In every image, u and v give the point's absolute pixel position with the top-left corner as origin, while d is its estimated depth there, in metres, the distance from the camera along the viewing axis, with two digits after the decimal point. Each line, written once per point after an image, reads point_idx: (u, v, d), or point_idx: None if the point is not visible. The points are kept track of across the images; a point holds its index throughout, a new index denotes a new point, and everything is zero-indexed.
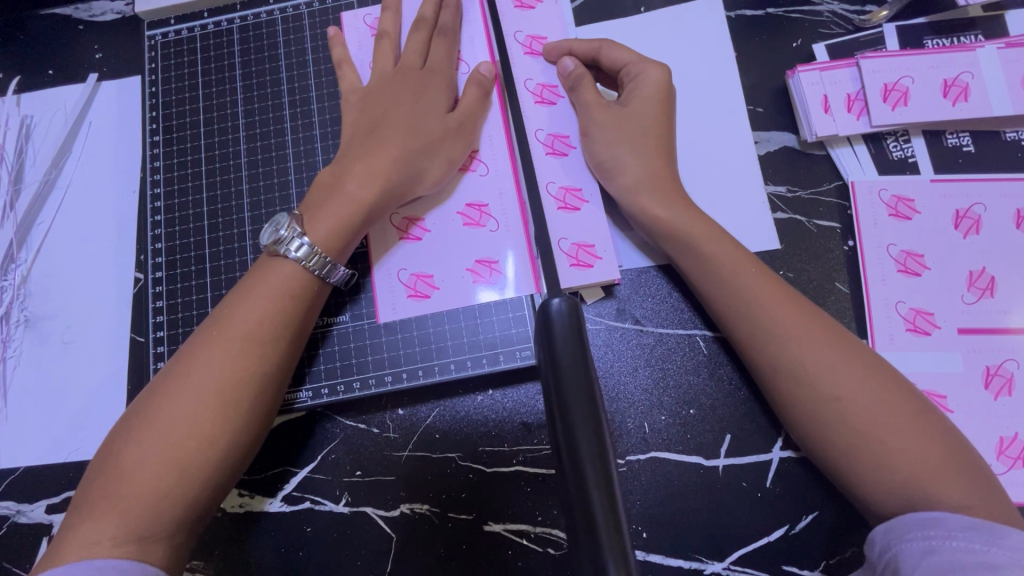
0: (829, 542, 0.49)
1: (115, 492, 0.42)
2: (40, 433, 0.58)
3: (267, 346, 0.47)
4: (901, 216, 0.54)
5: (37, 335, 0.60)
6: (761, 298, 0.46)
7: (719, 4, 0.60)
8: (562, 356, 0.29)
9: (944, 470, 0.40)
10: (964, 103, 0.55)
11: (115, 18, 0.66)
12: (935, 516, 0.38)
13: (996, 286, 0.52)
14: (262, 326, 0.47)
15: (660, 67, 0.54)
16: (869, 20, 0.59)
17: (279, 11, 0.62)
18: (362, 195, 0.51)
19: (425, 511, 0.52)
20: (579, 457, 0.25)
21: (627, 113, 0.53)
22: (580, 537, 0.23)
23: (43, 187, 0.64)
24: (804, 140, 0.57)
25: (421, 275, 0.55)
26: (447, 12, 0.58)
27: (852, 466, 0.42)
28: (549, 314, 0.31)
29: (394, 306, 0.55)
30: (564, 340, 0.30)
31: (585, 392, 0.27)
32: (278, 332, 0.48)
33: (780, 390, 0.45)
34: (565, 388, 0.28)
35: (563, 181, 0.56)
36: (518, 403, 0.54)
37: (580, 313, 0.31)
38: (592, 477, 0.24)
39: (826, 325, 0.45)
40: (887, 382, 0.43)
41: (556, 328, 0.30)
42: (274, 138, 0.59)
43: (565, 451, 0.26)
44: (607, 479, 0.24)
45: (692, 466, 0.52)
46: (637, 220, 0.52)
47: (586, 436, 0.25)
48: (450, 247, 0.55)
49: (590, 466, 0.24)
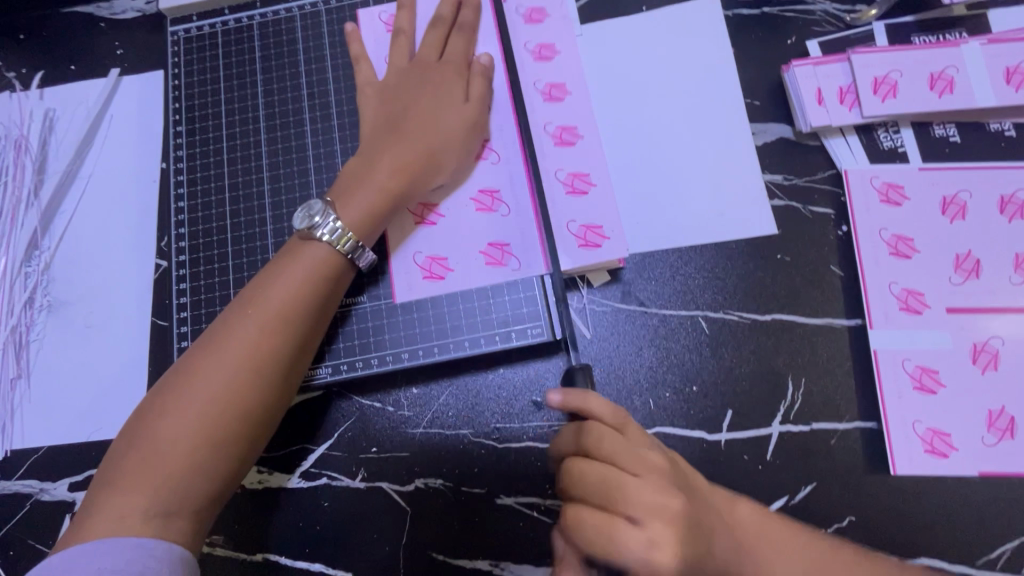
0: (828, 511, 0.52)
1: (146, 466, 0.44)
2: (63, 414, 0.59)
3: (297, 327, 0.49)
4: (892, 202, 0.57)
5: (60, 320, 0.62)
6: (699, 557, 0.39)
7: (717, 4, 0.64)
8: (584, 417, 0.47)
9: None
10: (949, 95, 0.58)
11: (136, 16, 0.69)
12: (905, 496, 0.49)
13: (981, 268, 0.55)
14: (288, 305, 0.49)
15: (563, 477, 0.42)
16: (859, 19, 0.62)
17: (297, 8, 0.65)
18: (390, 185, 0.53)
19: (439, 485, 0.54)
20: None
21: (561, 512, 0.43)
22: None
23: (67, 177, 0.66)
24: (799, 131, 0.60)
25: (435, 257, 0.57)
26: (464, 12, 0.61)
27: None
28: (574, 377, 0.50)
29: (411, 287, 0.57)
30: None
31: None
32: (303, 311, 0.50)
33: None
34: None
35: (570, 168, 0.59)
36: (528, 381, 0.56)
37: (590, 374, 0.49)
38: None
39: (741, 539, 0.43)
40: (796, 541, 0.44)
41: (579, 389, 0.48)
42: (294, 128, 0.62)
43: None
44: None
45: (696, 440, 0.54)
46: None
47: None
48: (464, 231, 0.57)
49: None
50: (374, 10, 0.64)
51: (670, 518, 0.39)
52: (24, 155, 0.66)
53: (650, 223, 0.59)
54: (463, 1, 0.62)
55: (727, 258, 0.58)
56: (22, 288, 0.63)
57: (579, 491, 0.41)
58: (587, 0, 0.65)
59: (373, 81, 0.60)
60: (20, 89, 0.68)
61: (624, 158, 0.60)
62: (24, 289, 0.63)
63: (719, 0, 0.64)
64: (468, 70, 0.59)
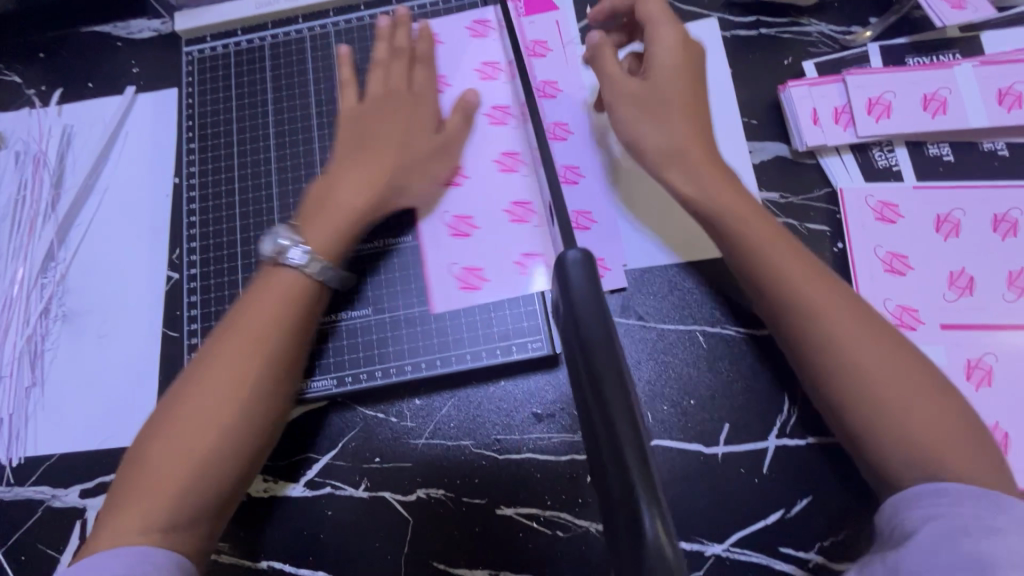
0: (824, 524, 0.52)
1: (139, 488, 0.45)
2: (76, 422, 0.61)
3: (278, 340, 0.50)
4: (887, 220, 0.58)
5: (74, 330, 0.64)
6: (815, 309, 0.48)
7: (715, 25, 0.65)
8: (580, 307, 0.30)
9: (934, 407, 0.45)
10: (942, 115, 0.59)
11: (151, 36, 0.71)
12: (944, 486, 0.42)
13: (975, 286, 0.56)
14: (267, 321, 0.50)
15: (676, 32, 0.56)
16: (854, 40, 0.64)
17: (307, 30, 0.67)
18: (357, 207, 0.54)
19: (440, 495, 0.55)
20: (614, 429, 0.26)
21: (652, 83, 0.55)
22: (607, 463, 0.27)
23: (83, 191, 0.68)
24: (795, 150, 0.61)
25: (471, 269, 0.59)
26: (418, 43, 0.63)
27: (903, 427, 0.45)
28: (566, 267, 0.31)
29: (448, 297, 0.59)
30: (583, 300, 0.30)
31: (612, 356, 0.28)
32: (285, 325, 0.50)
33: (849, 402, 0.47)
34: (593, 353, 0.28)
35: (574, 206, 0.61)
36: (528, 394, 0.57)
37: (594, 265, 0.31)
38: (616, 408, 0.27)
39: (874, 335, 0.48)
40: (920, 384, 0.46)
41: (574, 280, 0.31)
42: (302, 145, 0.64)
43: (594, 405, 0.28)
44: (637, 428, 0.26)
45: (693, 454, 0.55)
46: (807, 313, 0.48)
47: (620, 408, 0.26)
48: (497, 243, 0.59)
49: (626, 436, 0.26)
50: (360, 37, 0.67)
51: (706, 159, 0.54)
52: (42, 169, 0.69)
53: (650, 239, 0.60)
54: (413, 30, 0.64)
55: (724, 274, 0.59)
56: (38, 298, 0.65)
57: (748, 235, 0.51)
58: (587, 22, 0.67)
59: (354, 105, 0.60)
60: (39, 106, 0.71)
61: (624, 175, 0.62)
62: (40, 299, 0.65)
63: (717, 22, 0.66)
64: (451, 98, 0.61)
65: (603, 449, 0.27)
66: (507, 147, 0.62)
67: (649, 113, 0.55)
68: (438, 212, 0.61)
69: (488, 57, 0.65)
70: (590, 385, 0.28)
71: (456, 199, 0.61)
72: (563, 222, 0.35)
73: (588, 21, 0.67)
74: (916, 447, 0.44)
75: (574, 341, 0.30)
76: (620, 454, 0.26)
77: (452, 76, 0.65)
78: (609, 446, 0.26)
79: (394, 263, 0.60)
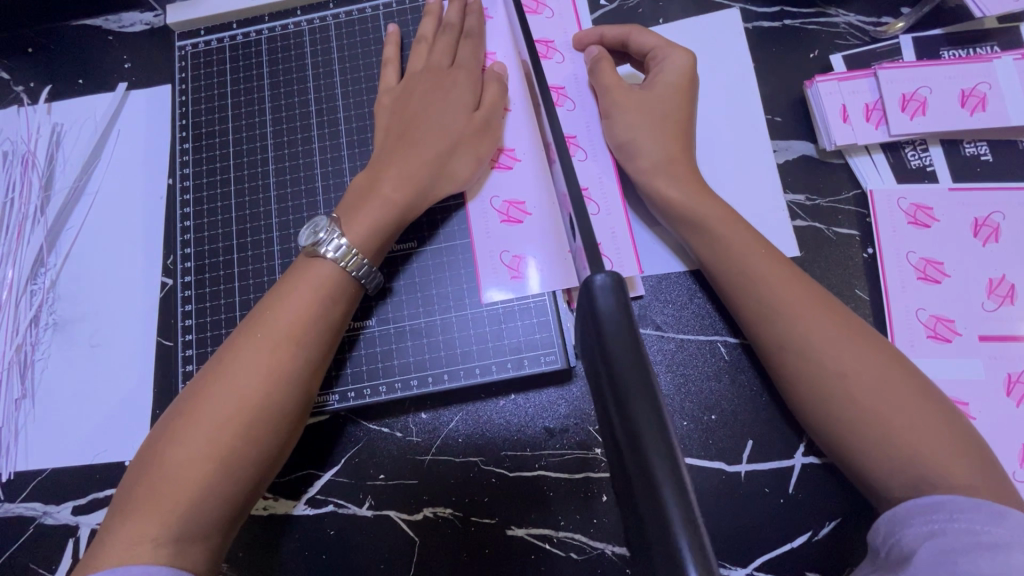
0: (854, 548, 0.49)
1: (157, 495, 0.42)
2: (68, 435, 0.58)
3: (308, 345, 0.48)
4: (920, 224, 0.55)
5: (65, 338, 0.61)
6: (785, 310, 0.47)
7: (737, 16, 0.62)
8: (611, 340, 0.26)
9: (934, 423, 0.43)
10: (981, 112, 0.55)
11: (144, 29, 0.68)
12: (935, 500, 0.40)
13: (1016, 294, 0.52)
14: (303, 325, 0.48)
15: (686, 53, 0.56)
16: (886, 32, 0.60)
17: (306, 22, 0.64)
18: (395, 198, 0.52)
19: (448, 514, 0.53)
20: (655, 485, 0.22)
21: (649, 97, 0.54)
22: (647, 531, 0.22)
23: (73, 194, 0.65)
24: (822, 149, 0.58)
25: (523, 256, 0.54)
26: (471, 18, 0.59)
27: (887, 439, 0.43)
28: (593, 292, 0.27)
29: (496, 285, 0.55)
30: (615, 331, 0.26)
31: (649, 398, 0.24)
32: (321, 333, 0.48)
33: (833, 408, 0.45)
34: (626, 395, 0.25)
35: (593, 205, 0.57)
36: (539, 408, 0.55)
37: (625, 287, 0.27)
38: (658, 462, 0.23)
39: (864, 338, 0.46)
40: (917, 395, 0.44)
41: (601, 305, 0.27)
42: (301, 146, 0.61)
43: (628, 456, 0.24)
44: (683, 493, 0.22)
45: (714, 472, 0.52)
46: (769, 313, 0.48)
47: (663, 463, 0.23)
48: (552, 230, 0.54)
49: (671, 500, 0.22)
50: (411, 18, 0.63)
51: (691, 176, 0.53)
52: (31, 170, 0.66)
53: (668, 246, 0.57)
54: (469, 6, 0.60)
55: None
56: (28, 306, 0.62)
57: (708, 228, 0.51)
58: (601, 14, 0.63)
59: (394, 89, 0.58)
60: (27, 104, 0.68)
61: None
62: (29, 307, 0.62)
63: (739, 12, 0.62)
64: (481, 75, 0.58)
65: (640, 511, 0.23)
66: (565, 129, 0.57)
67: (645, 125, 0.53)
68: (487, 194, 0.57)
69: (542, 34, 0.61)
70: (623, 433, 0.24)
71: (504, 184, 0.56)
72: (583, 230, 0.31)
73: (602, 11, 0.63)
74: (904, 457, 0.42)
75: (602, 378, 0.26)
76: (663, 520, 0.22)
77: (500, 51, 0.60)
78: (649, 510, 0.22)
79: (433, 260, 0.57)
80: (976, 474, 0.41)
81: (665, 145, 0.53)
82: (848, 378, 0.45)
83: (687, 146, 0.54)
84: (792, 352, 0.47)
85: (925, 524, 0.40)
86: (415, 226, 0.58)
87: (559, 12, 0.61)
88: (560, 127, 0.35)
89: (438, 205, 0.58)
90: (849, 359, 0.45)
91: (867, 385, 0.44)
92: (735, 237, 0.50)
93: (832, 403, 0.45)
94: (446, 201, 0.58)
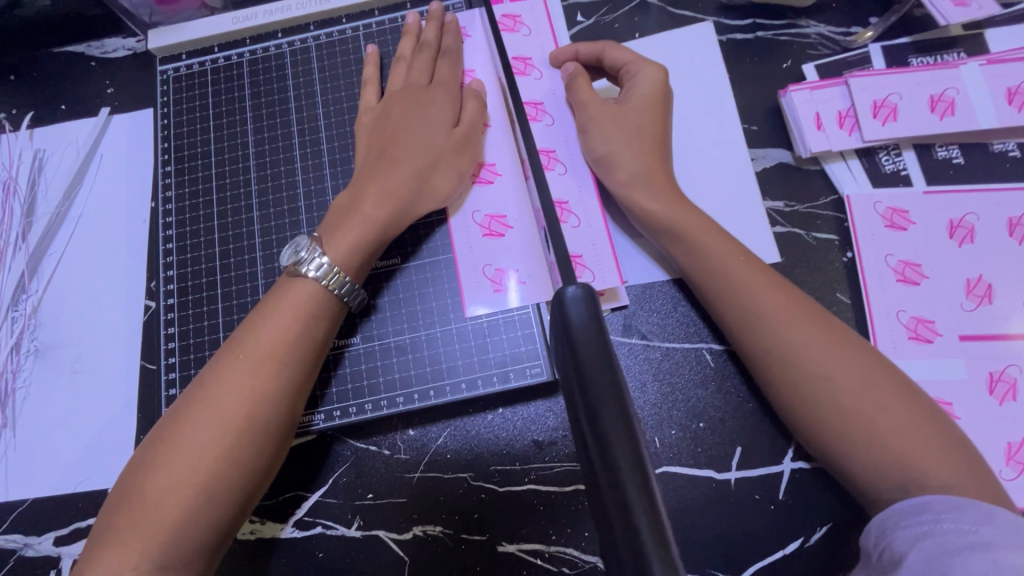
0: (847, 554, 0.49)
1: (138, 523, 0.42)
2: (50, 464, 0.57)
3: (291, 364, 0.47)
4: (897, 227, 0.56)
5: (47, 365, 0.61)
6: (766, 314, 0.48)
7: (710, 29, 0.63)
8: (583, 352, 0.26)
9: (915, 424, 0.43)
10: (950, 117, 0.57)
11: (127, 55, 0.68)
12: (923, 501, 0.40)
13: (993, 293, 0.53)
14: (287, 342, 0.47)
15: (658, 68, 0.57)
16: (855, 41, 0.62)
17: (287, 44, 0.65)
18: (377, 217, 0.52)
19: (438, 532, 0.52)
20: (625, 497, 0.22)
21: (624, 110, 0.55)
22: (619, 545, 0.22)
23: (56, 219, 0.65)
24: (799, 156, 0.59)
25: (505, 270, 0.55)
26: (448, 37, 0.60)
27: (870, 441, 0.43)
28: (565, 305, 0.28)
29: (479, 300, 0.54)
30: (587, 343, 0.26)
31: (620, 410, 0.24)
32: (304, 352, 0.48)
33: (817, 411, 0.45)
34: (597, 407, 0.25)
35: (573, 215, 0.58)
36: (527, 421, 0.54)
37: (596, 299, 0.28)
38: (626, 471, 0.23)
39: (845, 340, 0.46)
40: (899, 395, 0.44)
41: (573, 318, 0.27)
42: (284, 166, 0.61)
43: (599, 466, 0.24)
44: (653, 506, 0.22)
45: (704, 481, 0.52)
46: (749, 319, 0.48)
47: (632, 472, 0.23)
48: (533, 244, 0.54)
49: (641, 513, 0.21)
50: (391, 38, 0.64)
51: (668, 186, 0.54)
52: (13, 197, 0.66)
53: (650, 255, 0.58)
54: (446, 26, 0.61)
55: None
56: (9, 333, 0.62)
57: (688, 237, 0.51)
58: (578, 30, 0.65)
59: (374, 108, 0.59)
60: (9, 130, 0.68)
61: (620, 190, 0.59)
62: (12, 334, 0.62)
63: (713, 26, 0.63)
64: (461, 93, 0.58)
65: (611, 521, 0.23)
66: (543, 144, 0.58)
67: (622, 137, 0.54)
68: (469, 209, 0.57)
69: (519, 51, 0.62)
70: (595, 444, 0.24)
71: (486, 198, 0.57)
72: (556, 241, 0.31)
73: (580, 27, 0.65)
74: (888, 459, 0.42)
75: (575, 391, 0.26)
76: (632, 532, 0.21)
77: (478, 68, 0.61)
78: (618, 519, 0.22)
79: (417, 276, 0.57)
80: (961, 474, 0.41)
81: (643, 156, 0.54)
82: (829, 379, 0.45)
83: (663, 159, 0.55)
84: (775, 356, 0.47)
85: (916, 526, 0.39)
86: (398, 242, 0.58)
87: (536, 28, 0.62)
88: (533, 140, 0.35)
89: (421, 221, 0.58)
90: (828, 360, 0.45)
91: (850, 387, 0.44)
92: (715, 244, 0.51)
93: (817, 407, 0.45)
94: (429, 217, 0.58)
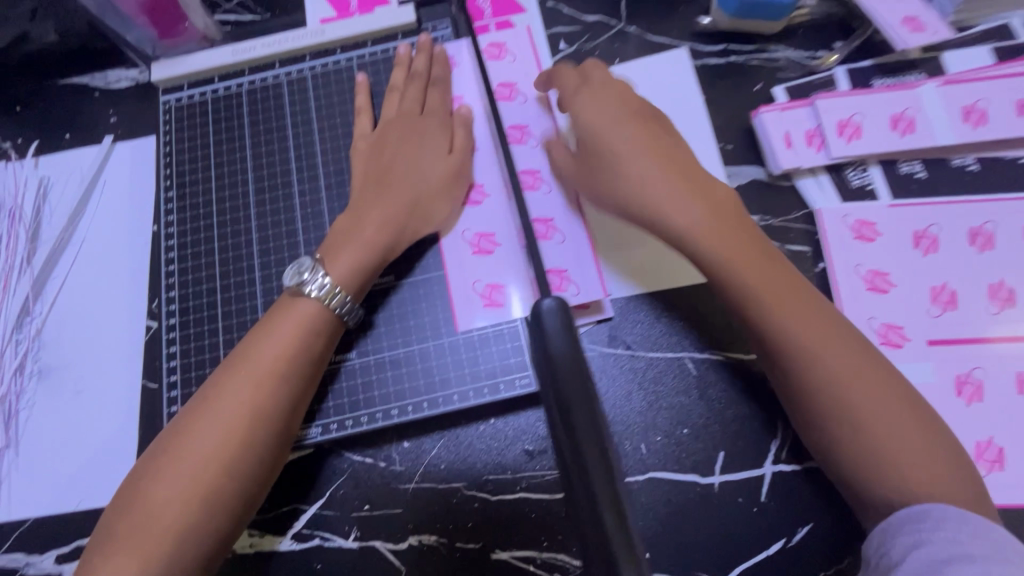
0: (827, 552, 0.51)
1: (138, 532, 0.43)
2: (52, 482, 0.59)
3: (290, 380, 0.49)
4: (866, 238, 0.59)
5: (49, 385, 0.62)
6: (793, 325, 0.47)
7: (685, 55, 0.67)
8: (557, 359, 0.29)
9: (920, 437, 0.45)
10: (910, 135, 0.60)
11: (129, 85, 0.71)
12: (922, 509, 0.42)
13: (958, 300, 0.56)
14: (287, 358, 0.49)
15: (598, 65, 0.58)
16: (821, 65, 0.66)
17: (284, 75, 0.68)
18: (375, 238, 0.55)
19: (433, 541, 0.54)
20: (593, 492, 0.24)
21: (596, 105, 0.55)
22: (588, 534, 0.24)
23: (59, 244, 0.67)
24: (771, 173, 0.62)
25: (495, 286, 0.58)
26: (437, 66, 0.64)
27: (878, 452, 0.45)
28: (541, 316, 0.30)
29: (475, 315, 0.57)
30: (560, 351, 0.29)
31: (590, 413, 0.27)
32: (303, 368, 0.50)
33: (832, 421, 0.46)
34: (569, 409, 0.27)
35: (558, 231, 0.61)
36: (518, 430, 0.56)
37: (569, 311, 0.30)
38: (595, 467, 0.25)
39: (862, 352, 0.47)
40: (908, 408, 0.46)
41: (548, 328, 0.30)
42: (281, 190, 0.64)
43: (571, 463, 0.26)
44: (617, 498, 0.24)
45: (689, 485, 0.54)
46: (776, 330, 0.48)
47: (599, 468, 0.25)
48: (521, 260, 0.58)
49: (607, 505, 0.24)
50: (383, 67, 0.67)
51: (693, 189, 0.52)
52: (18, 223, 0.68)
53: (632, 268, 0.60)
54: (435, 56, 0.64)
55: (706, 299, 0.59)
56: (13, 355, 0.63)
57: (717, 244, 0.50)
58: (560, 57, 0.68)
59: (368, 134, 0.62)
60: (15, 159, 0.70)
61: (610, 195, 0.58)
62: (15, 356, 0.63)
63: (688, 52, 0.67)
64: (450, 119, 0.62)
65: (582, 512, 0.25)
66: (529, 166, 0.61)
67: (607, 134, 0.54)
68: (459, 228, 0.60)
69: (505, 78, 0.65)
70: (567, 444, 0.27)
71: (475, 217, 0.60)
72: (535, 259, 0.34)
73: (562, 55, 0.68)
74: (896, 469, 0.44)
75: (550, 396, 0.29)
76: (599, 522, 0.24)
77: (466, 94, 0.65)
78: (588, 510, 0.24)
79: (410, 292, 0.60)
80: (957, 484, 0.44)
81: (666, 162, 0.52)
82: (849, 391, 0.46)
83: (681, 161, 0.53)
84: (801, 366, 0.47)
85: (913, 534, 0.42)
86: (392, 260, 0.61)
87: (520, 57, 0.66)
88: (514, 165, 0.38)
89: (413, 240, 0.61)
90: (848, 372, 0.46)
91: (834, 386, 0.46)
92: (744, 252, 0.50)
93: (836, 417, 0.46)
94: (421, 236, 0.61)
